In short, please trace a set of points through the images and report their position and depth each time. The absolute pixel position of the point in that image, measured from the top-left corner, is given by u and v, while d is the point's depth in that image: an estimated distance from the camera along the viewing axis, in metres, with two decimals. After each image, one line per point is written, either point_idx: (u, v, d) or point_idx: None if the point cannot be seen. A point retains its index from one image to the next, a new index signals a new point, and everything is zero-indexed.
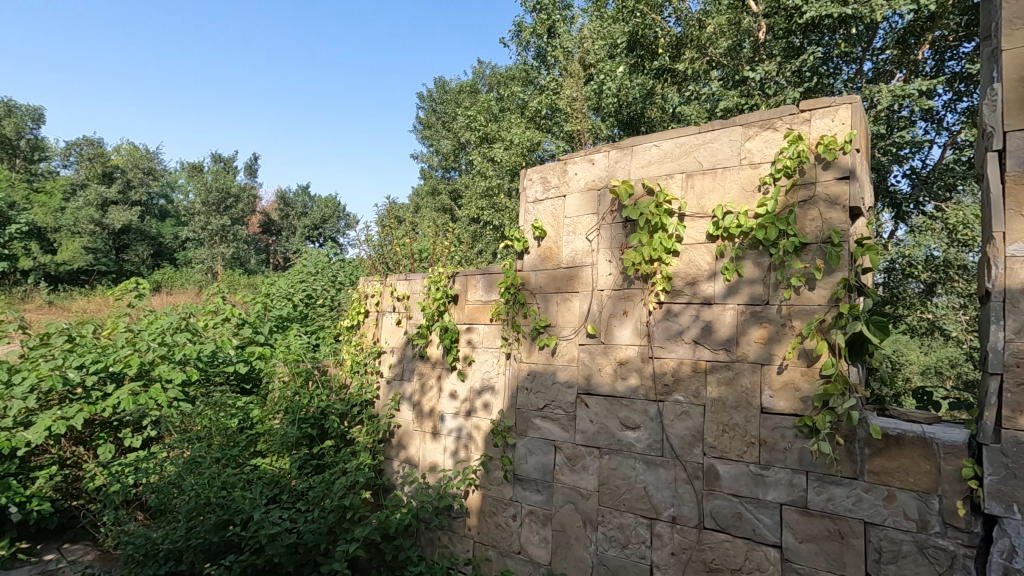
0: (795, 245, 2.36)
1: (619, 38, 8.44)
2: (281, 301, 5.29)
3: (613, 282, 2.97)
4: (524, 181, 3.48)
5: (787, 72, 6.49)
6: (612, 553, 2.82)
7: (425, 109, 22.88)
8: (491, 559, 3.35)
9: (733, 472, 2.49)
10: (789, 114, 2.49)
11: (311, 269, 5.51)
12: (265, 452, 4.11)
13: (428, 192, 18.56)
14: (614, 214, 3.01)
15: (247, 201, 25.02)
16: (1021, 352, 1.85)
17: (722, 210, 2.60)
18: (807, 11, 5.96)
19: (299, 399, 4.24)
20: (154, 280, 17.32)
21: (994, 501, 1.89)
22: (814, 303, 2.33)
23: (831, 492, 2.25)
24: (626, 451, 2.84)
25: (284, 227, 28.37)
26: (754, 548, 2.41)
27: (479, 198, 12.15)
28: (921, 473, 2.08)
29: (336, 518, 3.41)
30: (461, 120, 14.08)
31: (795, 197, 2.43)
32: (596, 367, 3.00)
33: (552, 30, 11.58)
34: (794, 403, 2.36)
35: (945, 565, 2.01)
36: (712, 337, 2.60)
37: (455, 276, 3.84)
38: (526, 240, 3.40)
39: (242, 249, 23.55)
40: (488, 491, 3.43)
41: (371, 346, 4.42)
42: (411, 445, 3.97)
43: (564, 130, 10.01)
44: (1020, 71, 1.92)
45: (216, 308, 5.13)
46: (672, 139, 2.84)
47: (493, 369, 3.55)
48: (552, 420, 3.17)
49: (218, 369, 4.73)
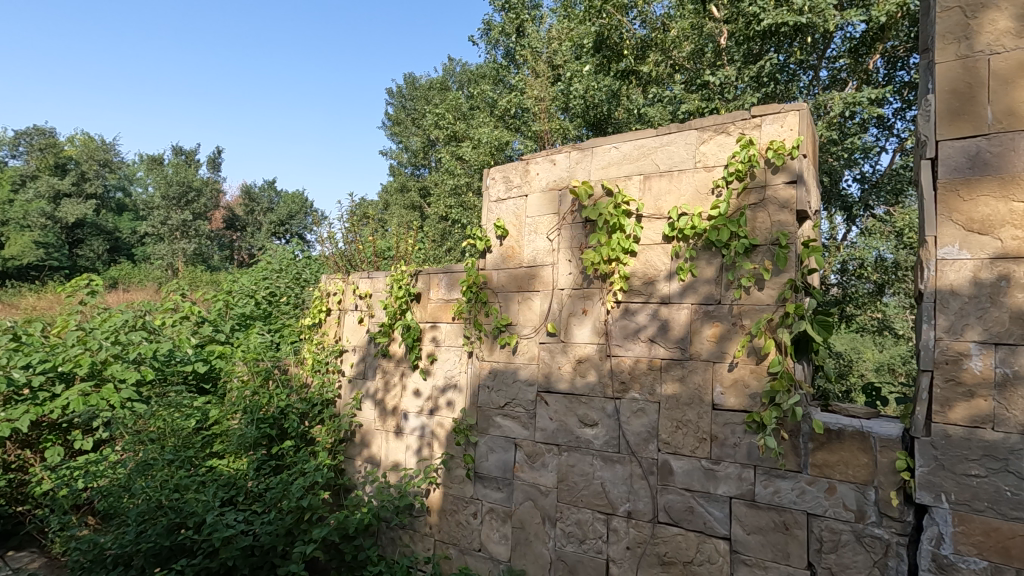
0: (745, 246, 2.44)
1: (586, 40, 8.52)
2: (242, 299, 5.16)
3: (573, 282, 3.00)
4: (487, 180, 3.49)
5: (746, 78, 6.66)
6: (570, 548, 2.86)
7: (394, 105, 22.66)
8: (451, 558, 3.36)
9: (685, 467, 2.56)
10: (741, 119, 2.56)
11: (275, 265, 5.39)
12: (221, 453, 4.02)
13: (397, 188, 18.36)
14: (574, 214, 3.04)
15: (209, 196, 24.34)
16: (950, 350, 1.96)
17: (678, 211, 2.66)
18: (765, 18, 6.13)
19: (258, 399, 4.16)
20: (109, 278, 16.70)
21: (924, 491, 1.99)
22: (763, 302, 2.41)
23: (777, 485, 2.34)
24: (584, 447, 2.88)
25: (249, 223, 27.70)
26: (705, 540, 2.48)
27: (448, 196, 12.09)
28: (859, 465, 2.18)
29: (294, 519, 3.38)
30: (429, 118, 13.97)
31: (746, 200, 2.51)
32: (555, 365, 3.03)
33: (520, 30, 11.61)
34: (743, 399, 2.44)
35: (880, 553, 2.11)
36: (667, 335, 2.66)
37: (418, 274, 3.83)
38: (489, 239, 3.41)
39: (205, 245, 22.89)
40: (449, 489, 3.43)
41: (332, 344, 4.36)
42: (374, 443, 3.94)
43: (531, 130, 10.02)
44: (950, 84, 2.03)
45: (174, 305, 4.99)
46: (631, 141, 2.89)
47: (456, 367, 3.55)
48: (513, 418, 3.19)
49: (175, 368, 4.55)
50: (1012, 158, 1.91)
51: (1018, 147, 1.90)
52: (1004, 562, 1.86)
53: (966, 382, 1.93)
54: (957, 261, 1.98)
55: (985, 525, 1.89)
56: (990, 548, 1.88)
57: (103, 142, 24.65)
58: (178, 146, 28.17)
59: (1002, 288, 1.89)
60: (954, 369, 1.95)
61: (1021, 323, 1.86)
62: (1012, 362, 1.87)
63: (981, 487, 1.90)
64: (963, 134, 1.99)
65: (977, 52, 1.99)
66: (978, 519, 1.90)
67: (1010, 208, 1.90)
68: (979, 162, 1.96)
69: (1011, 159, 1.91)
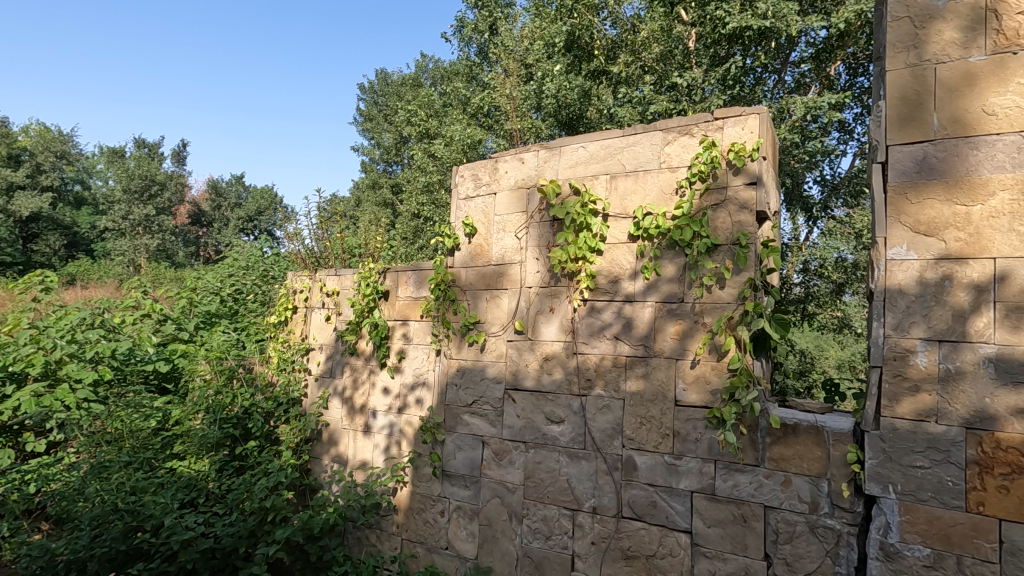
0: (707, 246, 2.50)
1: (557, 39, 8.59)
2: (207, 297, 5.02)
3: (541, 279, 3.02)
4: (455, 178, 3.49)
5: (713, 80, 6.80)
6: (536, 544, 2.89)
7: (366, 101, 22.38)
8: (418, 556, 3.35)
9: (649, 463, 2.60)
10: (704, 121, 2.61)
11: (242, 262, 5.18)
12: (182, 454, 3.92)
13: (369, 184, 18.11)
14: (542, 213, 3.06)
15: (173, 190, 23.65)
16: (897, 346, 2.04)
17: (643, 211, 2.70)
18: (731, 22, 6.28)
19: (222, 398, 4.07)
20: (66, 273, 16.04)
21: (873, 482, 2.07)
22: (724, 301, 2.47)
23: (736, 479, 2.40)
24: (551, 444, 2.90)
25: (216, 218, 27.01)
26: (667, 534, 2.52)
27: (420, 193, 11.95)
28: (814, 458, 2.25)
29: (257, 521, 3.33)
30: (401, 114, 13.84)
31: (708, 200, 2.57)
32: (523, 363, 3.05)
33: (494, 27, 11.60)
34: (704, 395, 2.49)
35: (832, 543, 2.19)
36: (632, 332, 2.70)
37: (386, 272, 3.79)
38: (457, 236, 3.41)
39: (169, 241, 22.22)
40: (416, 488, 3.41)
41: (299, 342, 4.29)
42: (341, 442, 3.89)
43: (504, 129, 10.03)
44: (901, 91, 2.10)
45: (135, 303, 4.78)
46: (598, 141, 2.92)
47: (424, 365, 3.54)
48: (480, 416, 3.20)
49: (135, 367, 4.35)
50: (956, 163, 2.00)
51: (961, 153, 1.99)
52: (945, 549, 1.94)
53: (912, 377, 2.01)
54: (905, 261, 2.06)
55: (929, 514, 1.97)
56: (933, 536, 1.96)
57: (61, 134, 23.72)
58: (142, 139, 27.31)
59: (945, 287, 1.98)
60: (901, 365, 2.04)
61: (963, 321, 1.95)
62: (954, 358, 1.95)
63: (925, 477, 1.98)
64: (911, 139, 2.07)
65: (925, 61, 2.07)
66: (922, 508, 1.98)
67: (953, 211, 1.99)
68: (926, 166, 2.05)
69: (954, 164, 2.00)
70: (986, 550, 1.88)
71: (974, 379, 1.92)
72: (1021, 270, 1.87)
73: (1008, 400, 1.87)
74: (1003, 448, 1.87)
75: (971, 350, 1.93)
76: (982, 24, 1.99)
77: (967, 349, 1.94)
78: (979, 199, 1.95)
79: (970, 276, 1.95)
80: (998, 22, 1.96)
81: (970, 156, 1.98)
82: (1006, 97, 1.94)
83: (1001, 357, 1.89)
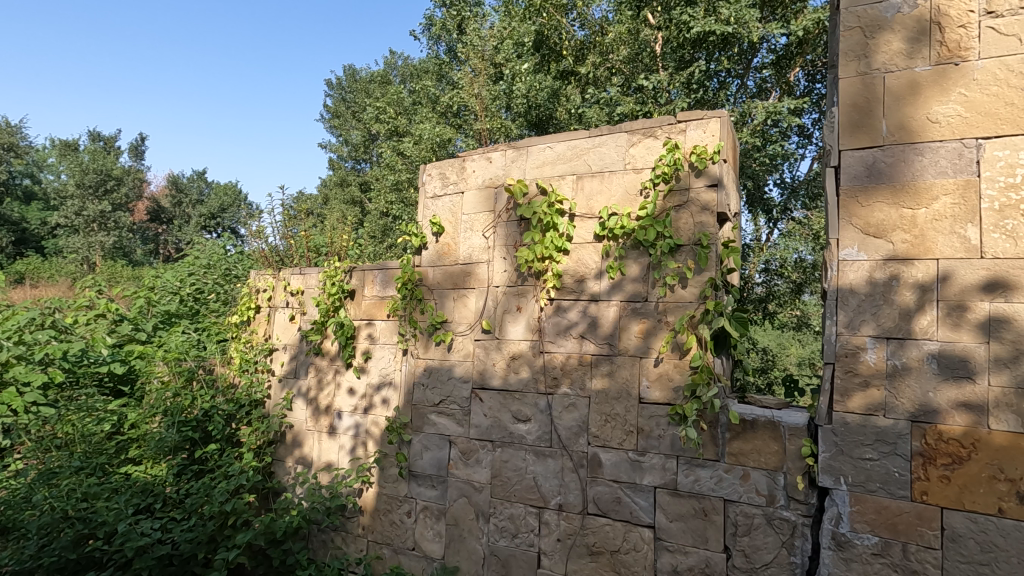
0: (670, 246, 2.55)
1: (526, 39, 8.62)
2: (165, 296, 4.83)
3: (508, 279, 3.04)
4: (423, 176, 3.47)
5: (678, 83, 6.92)
6: (503, 543, 2.90)
7: (333, 97, 22.02)
8: (384, 558, 3.32)
9: (614, 459, 2.64)
10: (667, 124, 2.67)
11: (203, 261, 5.03)
12: (138, 459, 3.79)
13: (337, 182, 17.82)
14: (509, 212, 3.07)
15: (130, 186, 22.80)
16: (849, 344, 2.13)
17: (608, 211, 2.74)
18: (695, 27, 6.41)
19: (180, 400, 3.96)
20: (13, 271, 15.25)
21: (826, 475, 2.14)
22: (686, 300, 2.52)
23: (697, 474, 2.45)
24: (517, 443, 2.92)
25: (176, 215, 26.17)
26: (631, 529, 2.57)
27: (389, 192, 11.80)
28: (770, 452, 2.32)
29: (216, 525, 3.26)
30: (369, 111, 13.66)
31: (671, 201, 2.62)
32: (489, 363, 3.06)
33: (462, 26, 11.56)
34: (667, 392, 2.54)
35: (788, 534, 2.26)
36: (597, 331, 2.74)
37: (352, 271, 3.74)
38: (424, 235, 3.39)
39: (126, 238, 21.40)
40: (383, 489, 3.38)
41: (262, 342, 4.19)
42: (306, 444, 3.83)
43: (474, 128, 10.00)
44: (852, 98, 2.19)
45: (88, 303, 4.59)
46: (564, 141, 2.94)
47: (391, 365, 3.51)
48: (447, 415, 3.19)
49: (88, 369, 4.17)
50: (902, 168, 2.09)
51: (907, 158, 2.09)
52: (892, 537, 2.03)
53: (862, 373, 2.10)
54: (856, 262, 2.15)
55: (877, 504, 2.06)
56: (881, 525, 2.05)
57: (9, 125, 22.62)
58: (96, 132, 26.26)
59: (893, 286, 2.07)
60: (852, 361, 2.12)
61: (908, 319, 2.04)
62: (901, 354, 2.04)
63: (874, 469, 2.07)
64: (861, 145, 2.16)
65: (874, 70, 2.16)
66: (871, 498, 2.07)
67: (900, 214, 2.09)
68: (875, 171, 2.14)
69: (901, 170, 2.09)
70: (929, 537, 1.97)
71: (918, 375, 2.02)
72: (962, 271, 1.97)
73: (951, 394, 1.97)
74: (945, 439, 1.97)
75: (916, 346, 2.03)
76: (926, 35, 2.08)
77: (912, 346, 2.03)
78: (924, 203, 2.05)
79: (915, 276, 2.04)
80: (941, 34, 2.06)
81: (915, 162, 2.07)
82: (948, 106, 2.04)
83: (944, 353, 1.98)
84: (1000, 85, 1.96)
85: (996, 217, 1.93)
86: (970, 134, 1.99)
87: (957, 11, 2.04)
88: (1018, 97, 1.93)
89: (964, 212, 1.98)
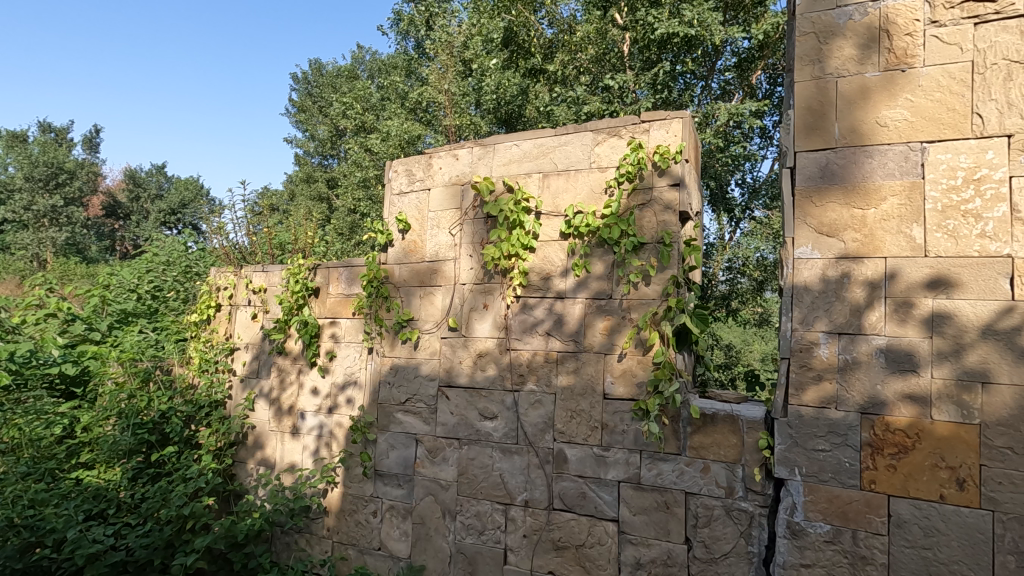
0: (634, 244, 2.59)
1: (495, 34, 8.59)
2: (121, 294, 4.59)
3: (474, 277, 3.03)
4: (389, 173, 3.43)
5: (644, 83, 7.03)
6: (469, 540, 2.90)
7: (300, 91, 21.60)
8: (349, 558, 3.28)
9: (579, 455, 2.67)
10: (631, 123, 2.70)
11: (161, 257, 4.84)
12: (90, 464, 3.65)
13: (303, 178, 17.48)
14: (476, 210, 3.07)
15: (83, 179, 21.87)
16: (803, 339, 2.20)
17: (574, 210, 2.76)
18: (661, 28, 6.50)
19: (136, 402, 3.79)
20: None
21: (782, 466, 2.22)
22: (650, 297, 2.56)
23: (660, 468, 2.50)
24: (484, 440, 2.92)
25: (134, 211, 25.24)
26: (596, 524, 2.60)
27: (356, 188, 11.58)
28: (729, 445, 2.38)
29: (174, 530, 3.18)
30: (336, 106, 13.43)
31: (635, 200, 2.66)
32: (456, 360, 3.05)
33: (431, 22, 11.45)
34: (631, 388, 2.58)
35: (745, 524, 2.33)
36: (563, 328, 2.76)
37: (316, 268, 3.67)
38: (390, 233, 3.36)
39: (79, 234, 20.51)
40: (348, 489, 3.34)
41: (222, 342, 4.08)
42: (268, 445, 3.75)
43: (442, 125, 9.93)
44: (807, 101, 2.26)
45: (37, 301, 4.37)
46: (531, 140, 2.95)
47: (356, 364, 3.46)
48: (414, 414, 3.17)
49: (36, 370, 3.91)
50: (853, 169, 2.17)
51: (858, 160, 2.17)
52: (842, 524, 2.11)
53: (815, 368, 2.17)
54: (810, 259, 2.22)
55: (829, 493, 2.14)
56: (833, 513, 2.13)
57: None
58: (46, 122, 25.08)
59: (844, 284, 2.15)
60: (806, 356, 2.19)
61: (859, 315, 2.12)
62: (852, 349, 2.12)
63: (826, 459, 2.14)
64: (816, 147, 2.24)
65: (828, 74, 2.24)
66: (823, 488, 2.15)
67: (851, 214, 2.17)
68: (828, 172, 2.21)
69: (852, 171, 2.17)
70: (877, 524, 2.06)
71: (867, 368, 2.10)
72: (908, 269, 2.06)
73: (897, 386, 2.06)
74: (892, 430, 2.05)
75: (866, 341, 2.11)
76: (876, 42, 2.16)
77: (862, 341, 2.11)
78: (873, 203, 2.13)
79: (864, 274, 2.12)
80: (889, 41, 2.14)
81: (866, 164, 2.16)
82: (895, 111, 2.12)
83: (891, 347, 2.07)
84: (943, 92, 2.05)
85: (939, 217, 2.02)
86: (916, 138, 2.08)
87: (903, 20, 2.12)
88: (959, 103, 2.02)
89: (910, 212, 2.07)
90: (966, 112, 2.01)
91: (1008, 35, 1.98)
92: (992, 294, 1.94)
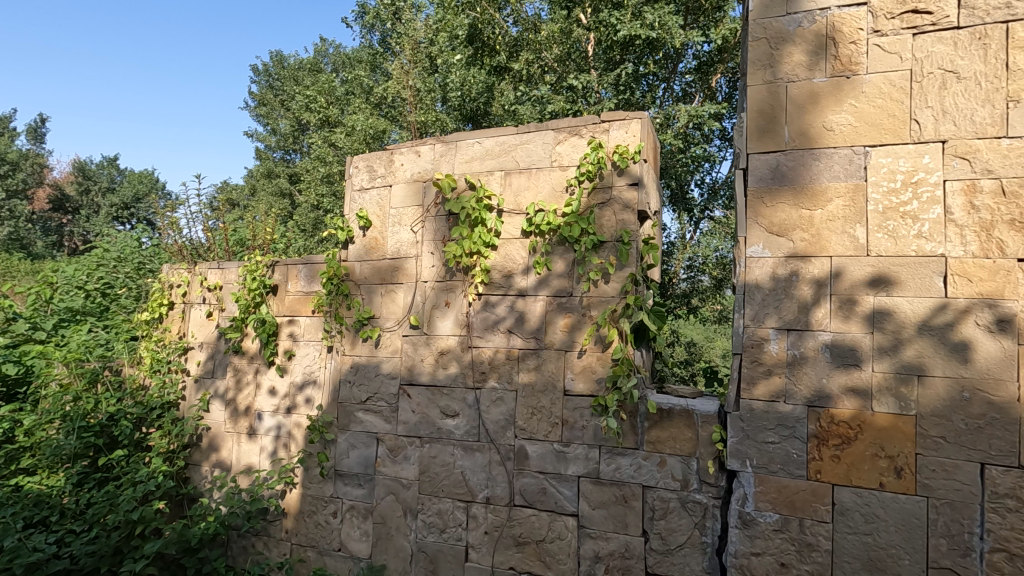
0: (593, 243, 2.62)
1: (459, 30, 8.52)
2: (67, 291, 4.35)
3: (436, 274, 3.02)
4: (350, 168, 3.38)
5: (607, 84, 7.12)
6: (431, 538, 2.89)
7: (262, 84, 21.05)
8: (307, 560, 3.23)
9: (539, 451, 2.69)
10: (592, 123, 2.74)
11: (113, 253, 4.63)
12: (31, 469, 3.51)
13: (264, 173, 17.00)
14: (438, 207, 3.05)
15: (27, 171, 20.77)
16: (755, 335, 2.28)
17: (535, 208, 2.77)
18: (622, 30, 6.59)
19: (81, 405, 3.62)
20: None
21: (734, 459, 2.29)
22: (609, 294, 2.60)
23: (618, 462, 2.55)
24: (445, 438, 2.92)
25: (84, 204, 24.11)
26: (556, 519, 2.63)
27: (319, 184, 11.34)
28: (685, 439, 2.45)
29: (123, 536, 3.10)
30: (298, 100, 13.12)
31: (595, 199, 2.69)
32: (418, 358, 3.03)
33: (396, 15, 11.30)
34: (591, 384, 2.61)
35: (699, 515, 2.39)
36: (524, 326, 2.78)
37: (274, 265, 3.60)
38: (351, 229, 3.31)
39: (24, 228, 19.43)
40: (307, 490, 3.28)
41: (175, 341, 3.95)
42: (224, 446, 3.65)
43: (408, 120, 9.81)
44: (760, 105, 2.33)
45: None
46: (492, 138, 2.95)
47: (315, 362, 3.40)
48: (374, 412, 3.14)
49: None
50: (802, 172, 2.25)
51: (806, 163, 2.25)
52: (790, 513, 2.19)
53: (766, 363, 2.25)
54: (761, 259, 2.29)
55: (779, 483, 2.21)
56: (781, 503, 2.21)
57: None
58: None
59: (793, 282, 2.23)
60: (758, 352, 2.27)
61: (806, 311, 2.20)
62: (800, 344, 2.21)
63: (776, 451, 2.22)
64: (767, 149, 2.31)
65: (779, 79, 2.31)
66: (773, 479, 2.22)
67: (800, 214, 2.25)
68: (778, 174, 2.29)
69: (802, 173, 2.25)
70: (822, 512, 2.15)
71: (814, 363, 2.19)
72: (851, 268, 2.15)
73: (841, 380, 2.15)
74: (836, 422, 2.15)
75: (813, 337, 2.19)
76: (823, 49, 2.25)
77: (809, 337, 2.20)
78: (820, 205, 2.22)
79: (812, 273, 2.20)
80: (836, 49, 2.23)
81: (813, 166, 2.24)
82: (841, 116, 2.21)
83: (836, 343, 2.16)
84: (885, 98, 2.15)
85: (880, 218, 2.12)
86: (859, 142, 2.17)
87: (849, 28, 2.21)
88: (899, 109, 2.12)
89: (853, 213, 2.16)
90: (906, 118, 2.11)
91: (942, 46, 2.09)
92: (928, 292, 2.04)
